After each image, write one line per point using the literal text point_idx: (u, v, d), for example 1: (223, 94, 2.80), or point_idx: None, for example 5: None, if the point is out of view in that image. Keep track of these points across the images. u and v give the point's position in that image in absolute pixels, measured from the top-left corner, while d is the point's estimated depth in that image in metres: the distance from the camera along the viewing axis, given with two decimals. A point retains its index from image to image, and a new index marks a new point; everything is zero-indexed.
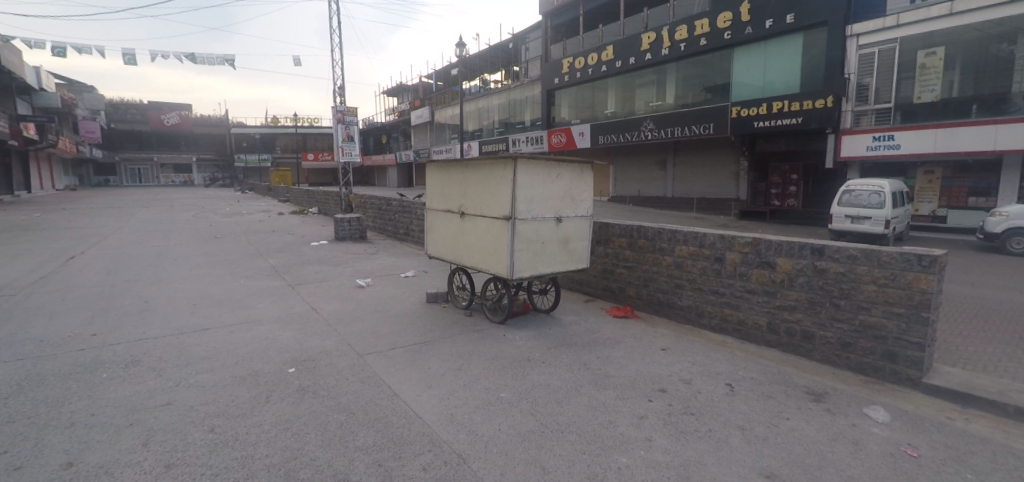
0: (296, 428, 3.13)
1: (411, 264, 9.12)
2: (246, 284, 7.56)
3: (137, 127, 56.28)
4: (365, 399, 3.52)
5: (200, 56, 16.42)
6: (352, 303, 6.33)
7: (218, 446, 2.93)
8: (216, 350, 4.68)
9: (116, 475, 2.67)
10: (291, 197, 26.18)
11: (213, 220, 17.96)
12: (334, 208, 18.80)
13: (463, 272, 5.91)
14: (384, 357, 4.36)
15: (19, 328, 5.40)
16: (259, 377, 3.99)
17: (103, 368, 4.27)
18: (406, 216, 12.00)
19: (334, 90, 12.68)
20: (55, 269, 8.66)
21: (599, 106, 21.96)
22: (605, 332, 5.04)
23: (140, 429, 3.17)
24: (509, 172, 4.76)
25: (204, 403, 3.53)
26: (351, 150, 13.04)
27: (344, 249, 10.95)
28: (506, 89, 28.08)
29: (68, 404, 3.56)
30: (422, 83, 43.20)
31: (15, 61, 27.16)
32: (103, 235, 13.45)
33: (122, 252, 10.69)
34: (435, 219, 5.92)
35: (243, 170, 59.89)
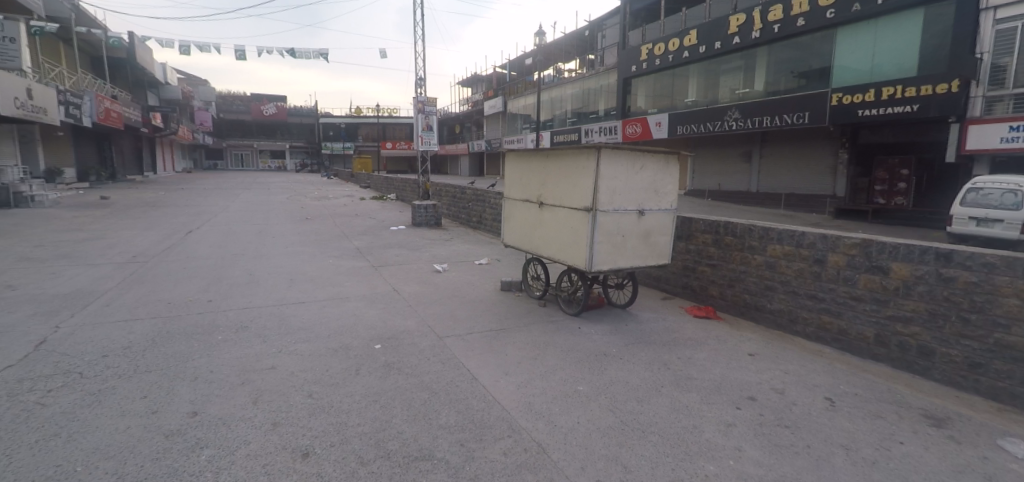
0: (383, 402, 3.30)
1: (484, 251, 9.29)
2: (333, 263, 8.10)
3: (242, 117, 62.29)
4: (445, 379, 3.65)
5: (297, 52, 17.71)
6: (430, 286, 6.59)
7: (316, 411, 3.18)
8: (311, 322, 5.09)
9: (232, 427, 2.98)
10: (372, 183, 27.71)
11: (304, 203, 19.50)
12: (411, 195, 19.59)
13: (538, 262, 5.90)
14: (462, 341, 4.49)
15: (154, 290, 6.23)
16: (349, 351, 4.27)
17: (219, 331, 4.80)
18: (479, 205, 12.23)
19: (416, 81, 13.13)
20: (178, 242, 9.88)
21: (679, 94, 20.91)
22: (686, 332, 4.82)
23: (251, 389, 3.53)
24: (592, 163, 4.65)
25: (302, 371, 3.84)
26: (429, 139, 13.47)
27: (421, 234, 11.42)
28: (581, 78, 27.57)
29: (193, 360, 4.05)
30: (496, 73, 43.66)
31: (148, 59, 31.16)
32: (214, 213, 15.07)
33: (230, 229, 11.94)
34: (513, 209, 5.95)
35: (329, 157, 64.21)
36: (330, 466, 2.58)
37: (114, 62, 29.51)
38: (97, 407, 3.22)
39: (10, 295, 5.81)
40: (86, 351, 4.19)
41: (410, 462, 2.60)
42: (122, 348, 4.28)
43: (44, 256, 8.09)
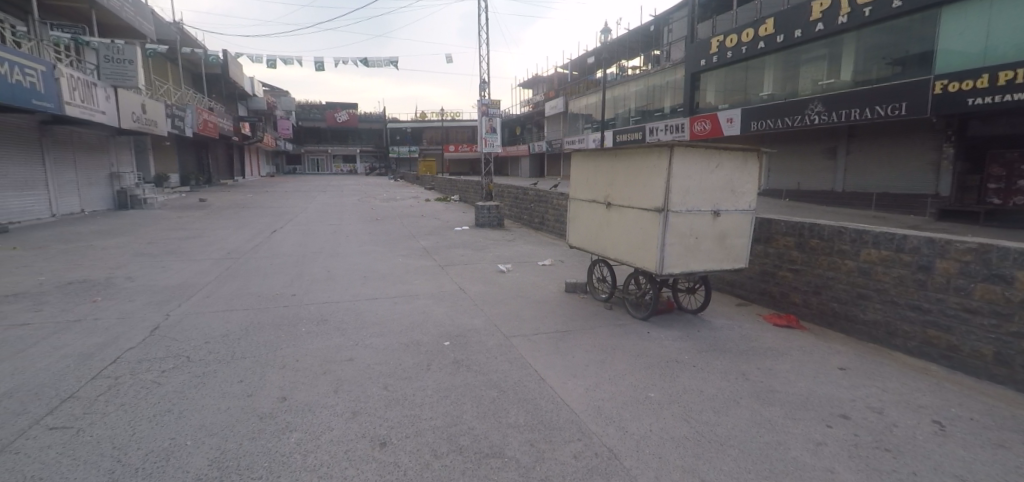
0: (454, 397, 3.38)
1: (547, 252, 9.28)
2: (402, 262, 8.44)
3: (318, 125, 66.62)
4: (513, 379, 3.68)
5: (370, 61, 18.64)
6: (494, 286, 6.68)
7: (392, 403, 3.33)
8: (384, 317, 5.34)
9: (317, 413, 3.20)
10: (436, 185, 28.56)
11: (373, 204, 20.49)
12: (473, 197, 19.98)
13: (604, 263, 5.79)
14: (528, 341, 4.50)
15: (245, 284, 6.80)
16: (420, 346, 4.42)
17: (302, 323, 5.16)
18: (541, 206, 12.23)
19: (480, 84, 13.36)
20: (264, 240, 10.72)
21: (754, 88, 19.72)
22: (765, 341, 4.52)
23: (333, 378, 3.76)
24: (664, 163, 4.49)
25: (378, 363, 4.03)
26: (492, 140, 13.66)
27: (483, 234, 11.62)
28: (645, 74, 26.77)
29: (280, 349, 4.38)
30: (557, 74, 43.51)
31: (238, 74, 34.12)
32: (294, 214, 16.23)
33: (308, 229, 12.78)
34: (580, 209, 5.87)
35: (396, 161, 67.05)
36: (407, 456, 2.69)
37: (211, 78, 32.67)
38: (202, 388, 3.58)
39: (129, 286, 6.57)
40: (190, 337, 4.66)
41: (482, 459, 2.65)
42: (220, 335, 4.73)
43: (155, 252, 9.09)
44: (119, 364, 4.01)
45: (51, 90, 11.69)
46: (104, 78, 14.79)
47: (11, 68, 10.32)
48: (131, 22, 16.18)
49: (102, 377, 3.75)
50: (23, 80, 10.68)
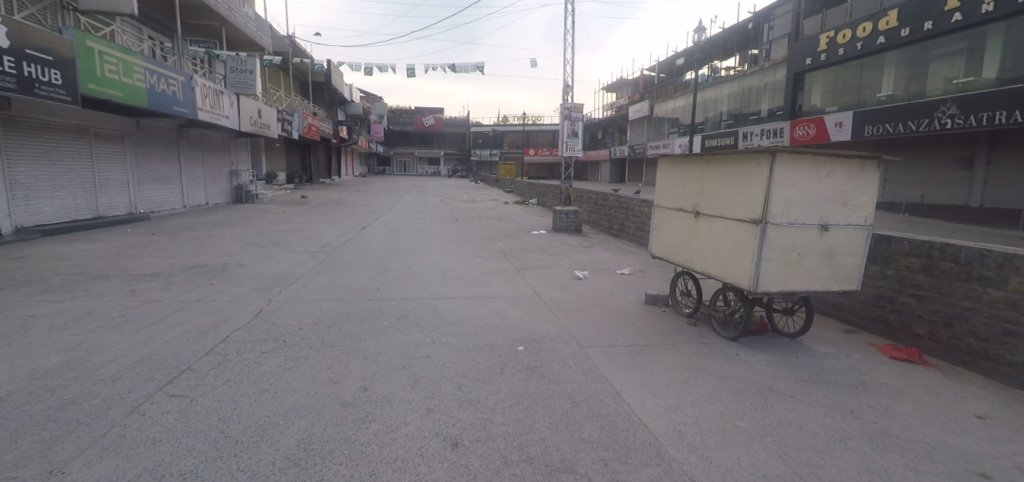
0: (527, 405, 3.33)
1: (626, 260, 8.97)
2: (480, 263, 8.58)
3: (407, 129, 70.49)
4: (588, 392, 3.55)
5: (458, 67, 19.25)
6: (571, 292, 6.55)
7: (465, 403, 3.35)
8: (460, 317, 5.43)
9: (393, 407, 3.30)
10: (515, 188, 28.92)
11: (455, 206, 21.18)
12: (552, 201, 19.93)
13: (689, 276, 5.44)
14: (604, 353, 4.34)
15: (336, 277, 7.29)
16: (495, 349, 4.43)
17: (385, 317, 5.40)
18: (623, 213, 11.83)
19: (563, 88, 13.26)
20: (355, 236, 11.46)
21: (870, 89, 17.69)
22: (880, 376, 3.97)
23: (410, 373, 3.88)
24: (764, 172, 4.12)
25: (454, 363, 4.10)
26: (574, 145, 13.49)
27: (561, 239, 11.49)
28: (741, 75, 25.09)
29: (365, 341, 4.61)
30: (643, 77, 42.18)
31: (340, 81, 37.07)
32: (382, 213, 17.23)
33: (394, 227, 13.48)
34: (664, 218, 5.56)
35: (478, 164, 68.93)
36: (478, 460, 2.68)
37: (316, 85, 35.78)
38: (295, 371, 3.86)
39: (240, 273, 7.32)
40: (288, 323, 5.06)
41: (552, 473, 2.56)
42: (312, 323, 5.09)
43: (263, 242, 10.06)
44: (228, 342, 4.46)
45: (188, 97, 13.43)
46: (229, 86, 16.75)
47: (159, 79, 12.02)
48: (253, 36, 18.15)
49: (214, 353, 4.18)
50: (167, 89, 12.37)
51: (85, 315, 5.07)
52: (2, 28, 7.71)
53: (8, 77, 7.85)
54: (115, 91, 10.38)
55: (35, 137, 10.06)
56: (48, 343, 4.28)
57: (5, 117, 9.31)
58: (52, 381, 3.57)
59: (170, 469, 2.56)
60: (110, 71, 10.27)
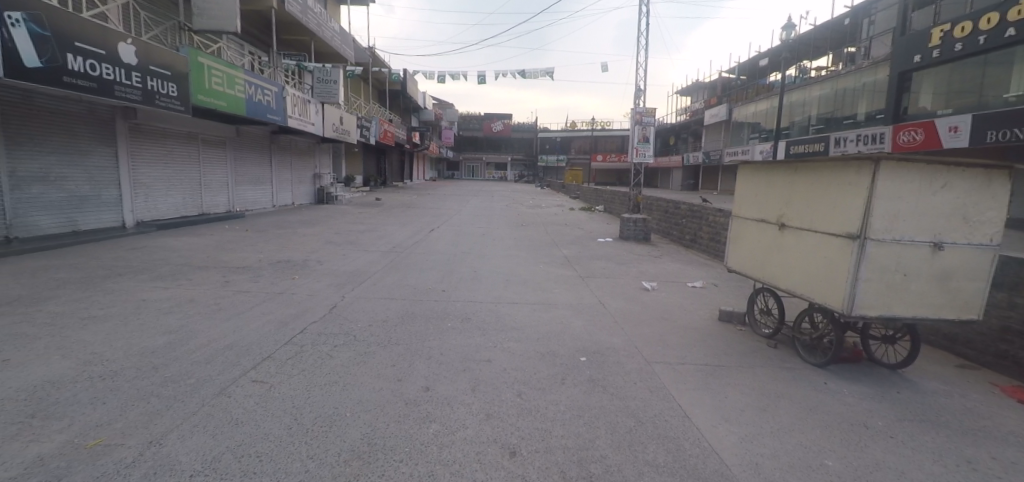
0: (588, 420, 3.21)
1: (698, 273, 8.49)
2: (543, 269, 8.51)
3: (476, 134, 72.27)
4: (654, 410, 3.37)
5: (529, 72, 19.35)
6: (637, 304, 6.30)
7: (524, 412, 3.30)
8: (522, 323, 5.39)
9: (453, 410, 3.31)
10: (581, 194, 28.56)
11: (521, 211, 21.29)
12: (619, 207, 19.45)
13: (770, 293, 5.02)
14: (673, 370, 4.10)
15: (404, 277, 7.54)
16: (556, 358, 4.34)
17: (449, 319, 5.48)
18: (697, 222, 11.21)
19: (635, 92, 12.86)
20: (423, 238, 11.84)
21: (994, 88, 15.53)
22: (1006, 422, 3.41)
23: (471, 376, 3.89)
24: (865, 180, 3.68)
25: (515, 369, 4.06)
26: (645, 150, 13.02)
27: (628, 248, 11.13)
28: (835, 76, 23.13)
29: (428, 341, 4.70)
30: (721, 79, 40.13)
31: (415, 89, 38.68)
32: (451, 216, 17.70)
33: (460, 230, 13.76)
34: (743, 228, 5.17)
35: (544, 169, 68.99)
36: (535, 472, 2.61)
37: (393, 93, 37.66)
38: (363, 366, 4.01)
39: (317, 269, 7.79)
40: (358, 319, 5.30)
41: None
42: (381, 321, 5.28)
43: (339, 241, 10.66)
44: (304, 334, 4.75)
45: (280, 105, 14.61)
46: (316, 96, 18.05)
47: (256, 89, 13.19)
48: (338, 48, 19.41)
49: (291, 343, 4.47)
50: (263, 98, 13.53)
51: (187, 302, 5.64)
52: (132, 47, 8.83)
53: (134, 90, 8.93)
54: (220, 101, 11.54)
55: (155, 142, 11.40)
56: (155, 326, 4.79)
57: (132, 124, 10.63)
58: (156, 359, 3.97)
59: (249, 450, 2.74)
60: (216, 83, 11.43)
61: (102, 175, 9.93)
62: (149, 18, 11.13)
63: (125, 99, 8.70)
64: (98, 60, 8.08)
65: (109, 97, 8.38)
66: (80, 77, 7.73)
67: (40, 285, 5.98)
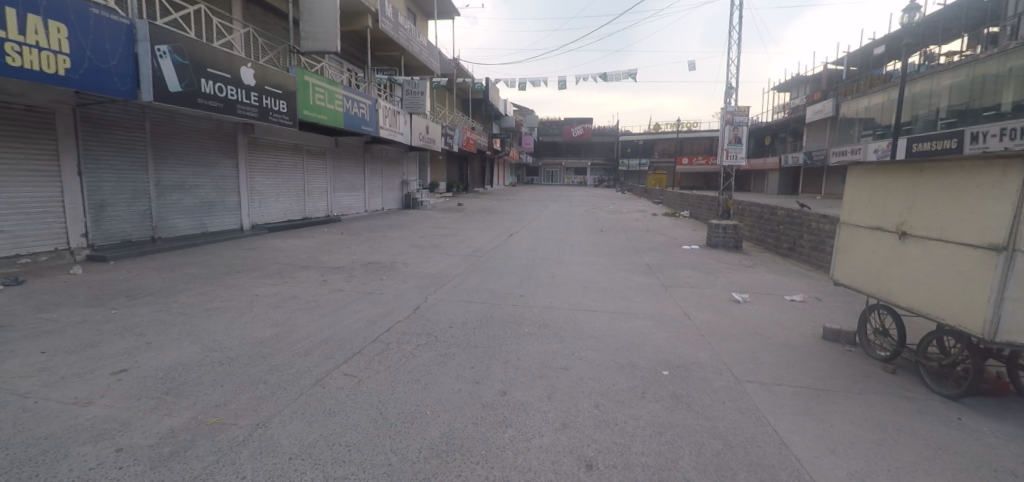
0: (670, 438, 3.03)
1: (797, 285, 7.75)
2: (624, 277, 8.27)
3: (556, 140, 72.49)
4: (745, 434, 3.10)
5: (610, 75, 18.96)
6: (726, 316, 5.89)
7: (602, 424, 3.20)
8: (601, 332, 5.26)
9: (530, 416, 3.30)
10: (665, 199, 27.42)
11: (601, 216, 20.87)
12: (707, 213, 18.36)
13: (887, 310, 4.43)
14: (767, 391, 3.75)
15: (484, 281, 7.71)
16: (637, 370, 4.17)
17: (526, 324, 5.50)
18: (796, 229, 10.27)
19: (725, 90, 12.09)
20: (502, 243, 12.03)
21: None
22: None
23: (547, 383, 3.86)
24: (1014, 183, 3.12)
25: (593, 379, 3.96)
26: (736, 152, 12.18)
27: (717, 257, 10.46)
28: (972, 61, 20.01)
29: (506, 345, 4.74)
30: (827, 72, 36.50)
31: (496, 96, 39.67)
32: (529, 221, 17.82)
33: (539, 235, 13.81)
34: (854, 237, 4.62)
35: (625, 173, 67.27)
36: None
37: (476, 101, 38.90)
38: (444, 366, 4.15)
39: (403, 271, 8.22)
40: (439, 320, 5.50)
41: None
42: (461, 323, 5.44)
43: (424, 244, 11.19)
44: (391, 332, 5.02)
45: (373, 117, 15.69)
46: (405, 107, 19.15)
47: (353, 103, 14.27)
48: (426, 61, 20.43)
49: (379, 341, 4.75)
50: (358, 111, 14.60)
51: (291, 298, 6.22)
52: (251, 70, 9.97)
53: (253, 108, 10.06)
54: (322, 115, 12.64)
55: (268, 154, 12.76)
56: (265, 318, 5.34)
57: (250, 138, 11.99)
58: (266, 349, 4.42)
59: (340, 439, 2.94)
60: (319, 99, 12.54)
61: (226, 184, 11.30)
62: (263, 44, 12.61)
63: (245, 117, 9.84)
64: (224, 83, 9.21)
65: (232, 115, 9.52)
66: (210, 98, 8.86)
67: (176, 279, 6.94)
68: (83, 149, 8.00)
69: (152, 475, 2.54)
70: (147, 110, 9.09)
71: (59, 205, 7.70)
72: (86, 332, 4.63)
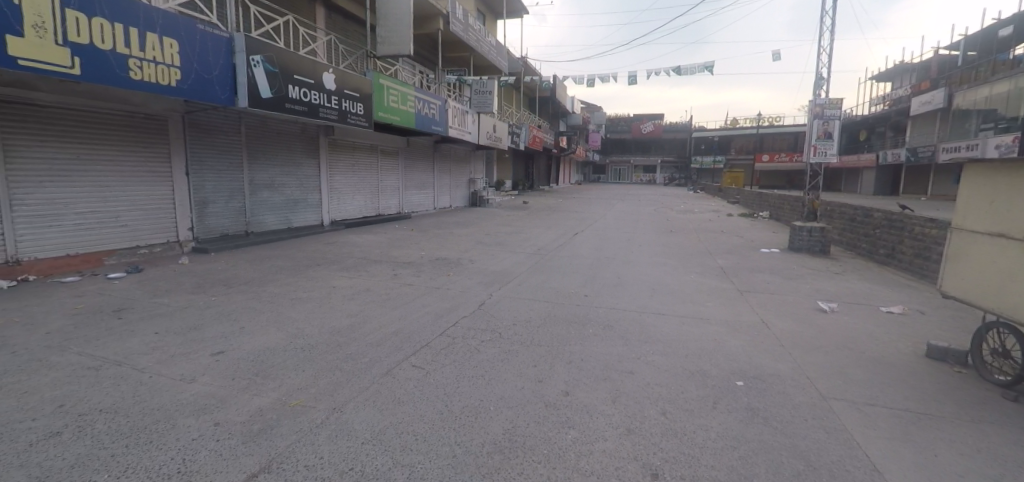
0: (744, 453, 2.85)
1: (895, 295, 6.99)
2: (694, 280, 7.90)
3: (624, 137, 70.80)
4: (831, 457, 2.84)
5: (684, 68, 18.20)
6: (810, 327, 5.44)
7: (669, 433, 3.07)
8: (670, 336, 5.05)
9: (592, 419, 3.24)
10: (742, 198, 25.86)
11: (671, 216, 20.08)
12: (790, 214, 17.10)
13: (1008, 329, 3.88)
14: (858, 412, 3.41)
15: (548, 279, 7.69)
16: (708, 378, 3.97)
17: (591, 325, 5.41)
18: (896, 233, 9.27)
19: (815, 81, 11.13)
20: (567, 242, 11.94)
21: None
22: None
23: (611, 386, 3.78)
24: None
25: (660, 385, 3.82)
26: (825, 148, 11.19)
27: (800, 261, 9.70)
28: None
29: (570, 346, 4.69)
30: (938, 57, 32.56)
31: (563, 93, 39.39)
32: (595, 220, 17.54)
33: (605, 235, 13.56)
34: (968, 245, 4.08)
35: (698, 171, 64.25)
36: None
37: (543, 99, 38.87)
38: (507, 364, 4.18)
39: (469, 267, 8.40)
40: (503, 317, 5.56)
41: None
42: (525, 321, 5.46)
43: (489, 242, 11.36)
44: (457, 327, 5.16)
45: (442, 117, 16.17)
46: (473, 107, 19.55)
47: (424, 104, 14.80)
48: (495, 60, 20.70)
49: (445, 334, 4.89)
50: (429, 111, 15.11)
51: (365, 290, 6.57)
52: (332, 76, 10.64)
53: (333, 111, 10.74)
54: (396, 116, 13.23)
55: (346, 154, 13.57)
56: (341, 308, 5.69)
57: (330, 139, 12.80)
58: (341, 338, 4.70)
59: (407, 428, 3.06)
60: (393, 101, 13.14)
61: (309, 182, 12.15)
62: (343, 50, 13.41)
63: (327, 119, 10.52)
64: (309, 88, 9.92)
65: (315, 118, 10.22)
66: (297, 103, 9.57)
67: (265, 270, 7.57)
68: (190, 151, 8.96)
69: (242, 449, 2.78)
70: (243, 115, 10.00)
71: (171, 202, 8.69)
72: (191, 316, 5.17)
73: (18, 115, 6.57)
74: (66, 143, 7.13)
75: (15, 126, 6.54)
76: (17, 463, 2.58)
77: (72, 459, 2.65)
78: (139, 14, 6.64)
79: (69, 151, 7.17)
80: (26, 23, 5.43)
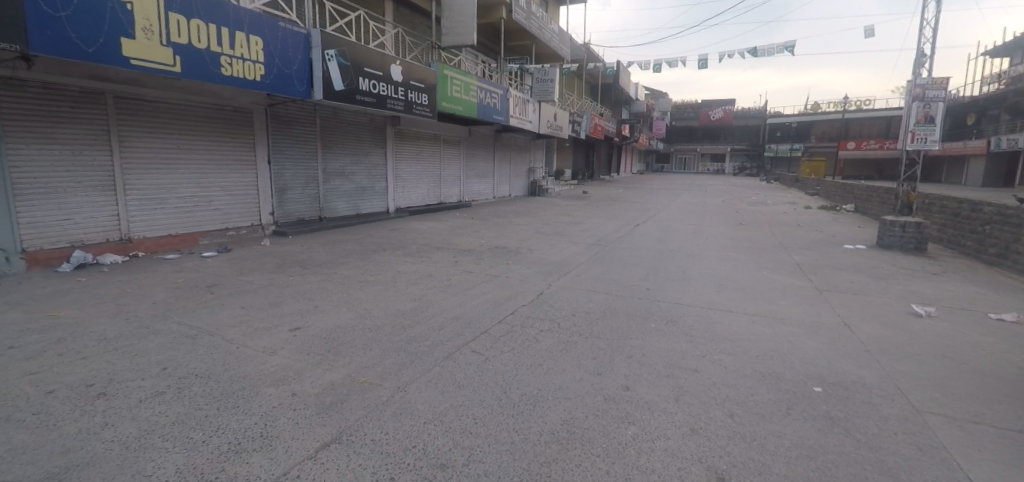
0: (821, 465, 2.66)
1: (1007, 301, 6.19)
2: (766, 276, 7.43)
3: (692, 124, 67.63)
4: (924, 477, 2.58)
5: (761, 49, 16.95)
6: (903, 332, 4.94)
7: (737, 437, 2.92)
8: (739, 335, 4.79)
9: (652, 416, 3.15)
10: (822, 190, 23.93)
11: (741, 208, 18.98)
12: (879, 207, 15.59)
13: None
14: (958, 429, 3.07)
15: (609, 271, 7.54)
16: (782, 382, 3.73)
17: (654, 319, 5.24)
18: (1011, 231, 8.18)
19: (916, 59, 9.97)
20: (629, 233, 11.62)
21: None
22: None
23: (674, 383, 3.65)
24: None
25: (728, 385, 3.64)
26: (925, 134, 10.06)
27: (890, 260, 8.83)
28: None
29: (631, 339, 4.58)
30: None
31: (627, 80, 38.18)
32: (658, 211, 16.96)
33: (669, 226, 13.07)
34: None
35: (772, 160, 60.22)
36: None
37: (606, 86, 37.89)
38: (565, 354, 4.16)
39: (529, 256, 8.42)
40: (563, 308, 5.53)
41: None
42: (584, 312, 5.39)
43: (549, 231, 11.32)
44: (516, 315, 5.19)
45: (504, 106, 16.22)
46: (535, 95, 19.45)
47: (486, 94, 14.91)
48: (557, 47, 20.39)
49: (505, 322, 4.94)
50: (490, 100, 15.19)
51: (427, 276, 6.77)
52: (399, 67, 10.96)
53: (400, 102, 11.08)
54: (458, 106, 13.42)
55: (411, 144, 14.00)
56: (406, 293, 5.90)
57: (396, 129, 13.24)
58: (405, 321, 4.87)
59: (467, 412, 3.13)
60: (456, 90, 13.33)
61: (377, 170, 12.67)
62: (410, 42, 13.77)
63: (394, 110, 10.88)
64: (378, 80, 10.28)
65: (383, 109, 10.60)
66: (367, 94, 9.96)
67: (336, 254, 8.01)
68: (272, 141, 9.62)
69: (317, 420, 2.98)
70: (318, 107, 10.57)
71: (255, 189, 9.39)
72: (272, 295, 5.58)
73: (131, 109, 7.34)
74: (170, 134, 7.89)
75: (128, 119, 7.31)
76: (130, 416, 2.92)
77: (174, 416, 2.96)
78: (229, 13, 7.16)
79: (171, 141, 7.93)
80: (136, 26, 6.03)
